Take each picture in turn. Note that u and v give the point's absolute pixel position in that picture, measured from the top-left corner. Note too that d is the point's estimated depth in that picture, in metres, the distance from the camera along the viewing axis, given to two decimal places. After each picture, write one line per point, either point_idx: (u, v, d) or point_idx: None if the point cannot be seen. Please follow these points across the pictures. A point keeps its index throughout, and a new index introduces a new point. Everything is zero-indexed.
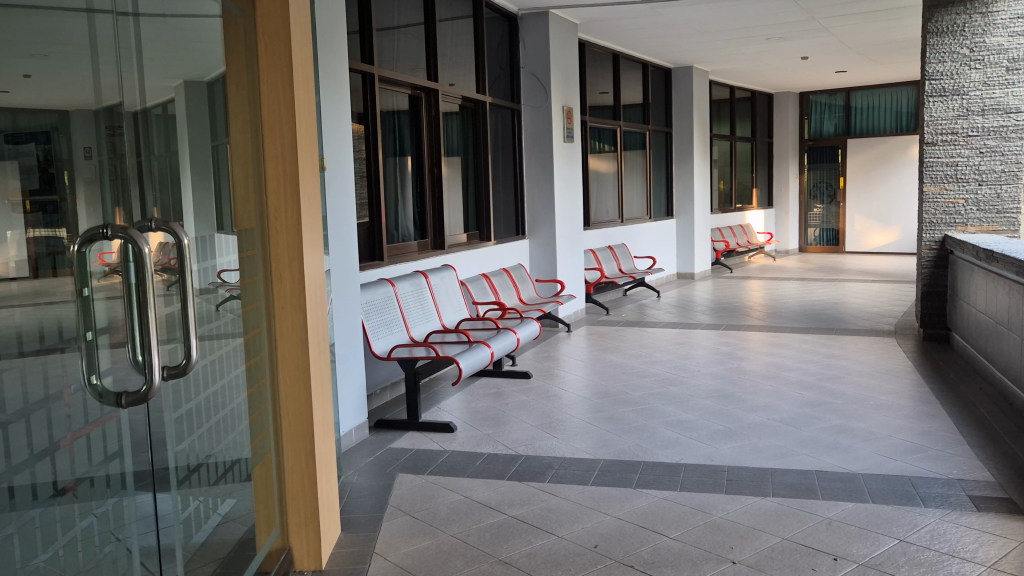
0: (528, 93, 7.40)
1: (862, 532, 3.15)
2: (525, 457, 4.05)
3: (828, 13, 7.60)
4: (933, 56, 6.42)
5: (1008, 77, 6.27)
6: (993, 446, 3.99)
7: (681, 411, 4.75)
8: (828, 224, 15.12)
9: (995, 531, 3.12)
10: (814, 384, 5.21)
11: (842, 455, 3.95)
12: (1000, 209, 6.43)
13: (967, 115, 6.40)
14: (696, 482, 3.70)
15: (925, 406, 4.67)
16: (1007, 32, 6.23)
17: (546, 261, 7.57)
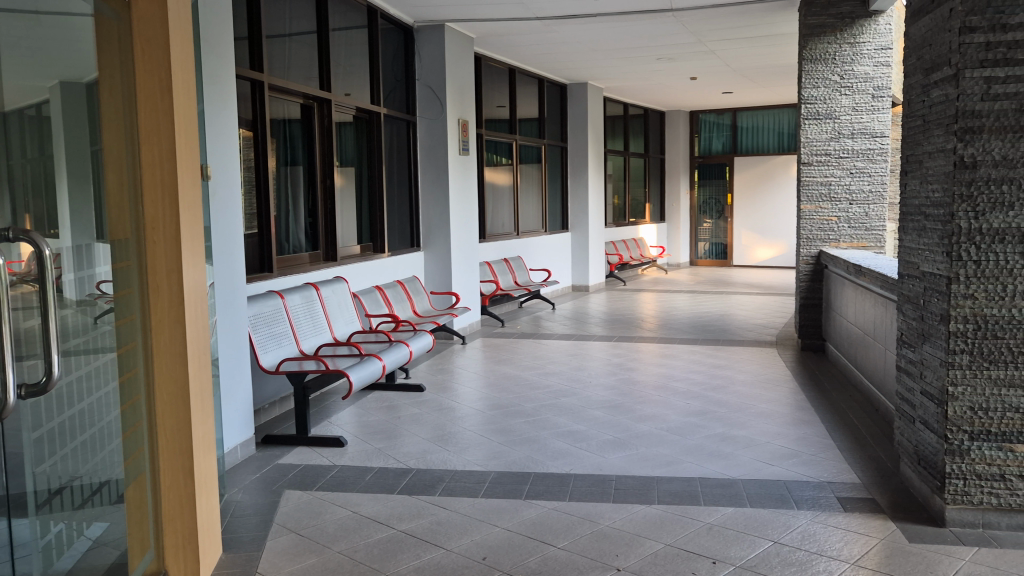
0: (423, 106, 7.39)
1: (739, 535, 3.27)
2: (416, 470, 4.03)
3: (714, 37, 7.91)
4: (809, 81, 6.76)
5: (874, 104, 6.69)
6: (860, 450, 4.23)
7: (572, 422, 4.83)
8: (717, 239, 15.68)
9: (860, 530, 3.31)
10: (700, 394, 5.38)
11: (723, 463, 4.10)
12: (868, 227, 6.84)
13: (838, 138, 6.79)
14: (585, 491, 3.76)
15: (802, 413, 4.90)
16: (872, 62, 6.64)
17: (441, 273, 7.56)
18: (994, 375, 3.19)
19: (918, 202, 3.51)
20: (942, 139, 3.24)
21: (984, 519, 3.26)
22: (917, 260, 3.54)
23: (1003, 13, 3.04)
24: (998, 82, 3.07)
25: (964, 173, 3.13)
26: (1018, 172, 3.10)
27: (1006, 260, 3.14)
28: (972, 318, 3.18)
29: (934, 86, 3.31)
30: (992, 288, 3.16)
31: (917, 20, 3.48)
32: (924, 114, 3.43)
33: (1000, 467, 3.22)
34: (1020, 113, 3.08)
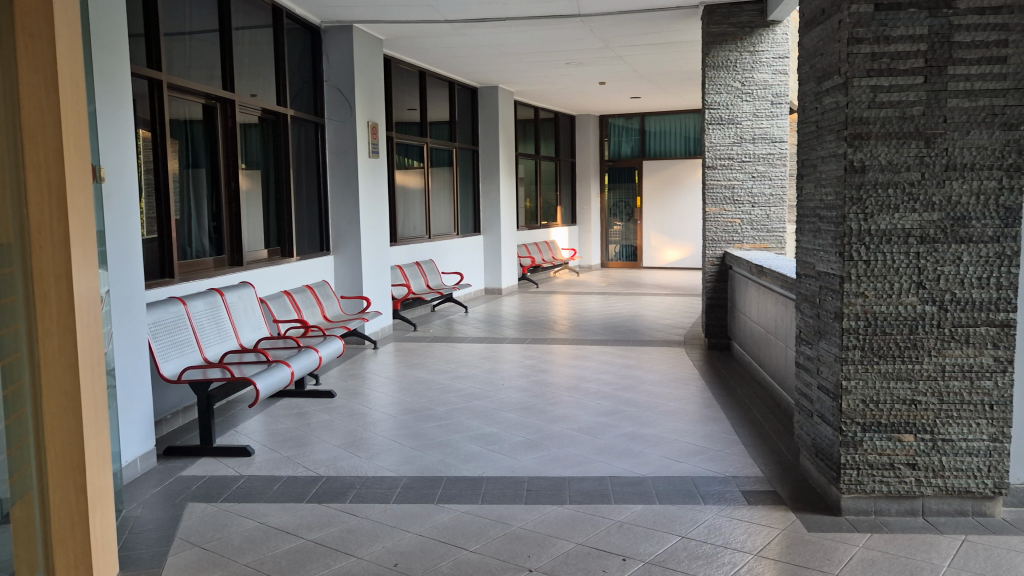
0: (331, 107, 7.28)
1: (648, 532, 3.34)
2: (327, 478, 3.96)
3: (621, 43, 8.07)
4: (711, 87, 6.95)
5: (773, 110, 6.94)
6: (762, 444, 4.37)
7: (484, 424, 4.83)
8: (627, 241, 15.97)
9: (763, 521, 3.42)
10: (610, 394, 5.47)
11: (633, 461, 4.18)
12: (769, 228, 7.10)
13: (741, 142, 7.01)
14: (497, 494, 3.77)
15: (708, 411, 5.03)
16: (771, 70, 6.89)
17: (351, 278, 7.46)
18: (884, 369, 3.35)
19: (813, 204, 3.66)
20: (834, 145, 3.38)
21: (877, 506, 3.43)
22: (812, 260, 3.69)
23: (886, 26, 3.20)
24: (883, 91, 3.23)
25: (853, 177, 3.28)
26: (902, 176, 3.26)
27: (893, 260, 3.30)
28: (863, 315, 3.34)
29: (826, 93, 3.46)
30: (880, 286, 3.32)
31: (810, 31, 3.63)
32: (817, 121, 3.58)
33: (890, 457, 3.38)
34: (903, 120, 3.24)
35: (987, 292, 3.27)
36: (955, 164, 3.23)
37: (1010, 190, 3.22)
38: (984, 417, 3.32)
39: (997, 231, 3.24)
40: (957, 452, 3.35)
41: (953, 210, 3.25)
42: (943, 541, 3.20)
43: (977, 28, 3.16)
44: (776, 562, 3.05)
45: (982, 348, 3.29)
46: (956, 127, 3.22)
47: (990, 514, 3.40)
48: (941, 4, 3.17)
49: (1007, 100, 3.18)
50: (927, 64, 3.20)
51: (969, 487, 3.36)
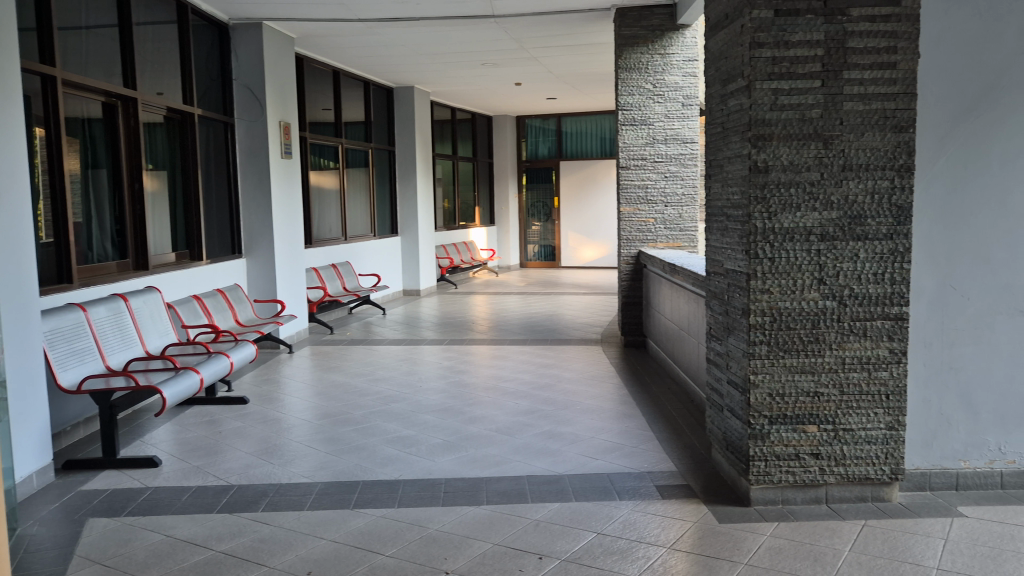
0: (241, 107, 7.10)
1: (565, 529, 3.36)
2: (238, 487, 3.86)
3: (536, 44, 8.12)
4: (624, 89, 7.07)
5: (684, 111, 7.10)
6: (676, 440, 4.46)
7: (401, 427, 4.79)
8: (546, 241, 16.10)
9: (675, 514, 3.49)
10: (528, 393, 5.49)
11: (550, 459, 4.21)
12: (682, 227, 7.26)
13: (653, 143, 7.15)
14: (414, 497, 3.74)
15: (624, 407, 5.11)
16: (681, 72, 7.05)
17: (264, 281, 7.29)
18: (789, 363, 3.46)
19: (720, 203, 3.75)
20: (739, 146, 3.47)
21: (783, 496, 3.54)
22: (720, 258, 3.78)
23: (785, 31, 3.30)
24: (784, 94, 3.34)
25: (758, 176, 3.37)
26: (803, 176, 3.37)
27: (796, 257, 3.41)
28: (768, 311, 3.44)
29: (731, 96, 3.55)
30: (784, 283, 3.42)
31: (714, 35, 3.72)
32: (723, 122, 3.67)
33: (796, 447, 3.49)
34: (803, 122, 3.35)
35: (882, 287, 3.42)
36: (851, 164, 3.36)
37: (902, 189, 3.37)
38: (882, 406, 3.47)
39: (890, 229, 3.39)
40: (857, 441, 3.49)
41: (850, 209, 3.39)
42: (845, 527, 3.33)
43: (869, 35, 3.30)
44: (688, 554, 3.11)
45: (878, 341, 3.44)
46: (852, 129, 3.35)
47: (888, 499, 3.56)
48: (836, 11, 3.30)
49: (898, 104, 3.33)
50: (824, 68, 3.32)
51: (869, 474, 3.50)
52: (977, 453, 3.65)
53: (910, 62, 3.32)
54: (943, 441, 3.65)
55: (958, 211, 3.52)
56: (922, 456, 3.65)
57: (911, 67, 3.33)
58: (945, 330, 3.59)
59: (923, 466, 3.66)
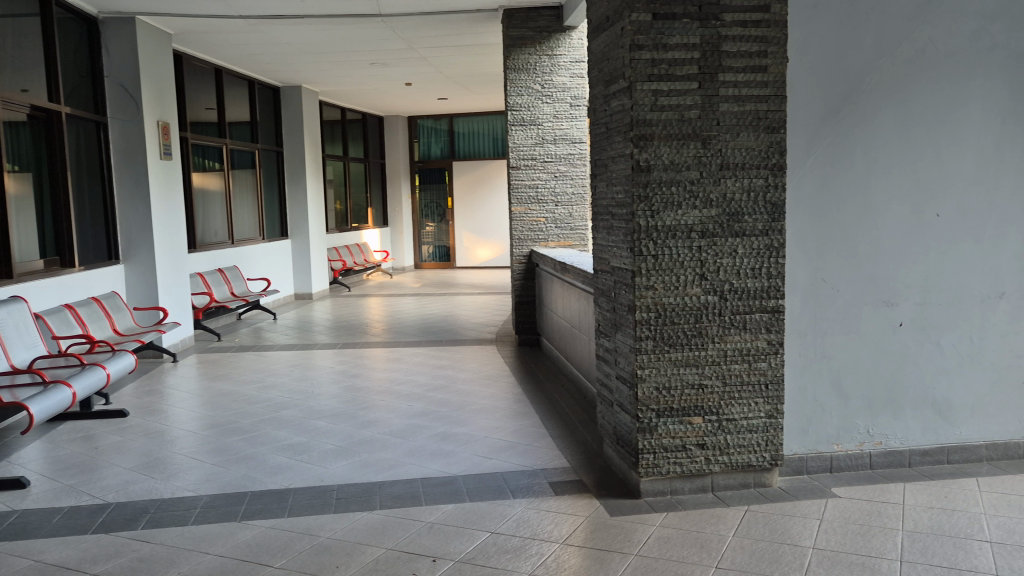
0: (114, 106, 6.77)
1: (458, 530, 3.35)
2: (116, 505, 3.67)
3: (424, 44, 8.09)
4: (513, 89, 7.12)
5: (572, 112, 7.21)
6: (569, 436, 4.52)
7: (293, 434, 4.67)
8: (440, 241, 16.06)
9: (568, 510, 3.54)
10: (421, 395, 5.45)
11: (444, 460, 4.19)
12: (572, 226, 7.35)
13: (542, 143, 7.22)
14: (305, 505, 3.65)
15: (518, 406, 5.14)
16: (569, 73, 7.15)
17: (144, 288, 6.97)
18: (674, 357, 3.56)
19: (606, 202, 3.82)
20: (622, 146, 3.54)
21: (671, 487, 3.64)
22: (606, 256, 3.85)
23: (663, 34, 3.39)
24: (663, 95, 3.42)
25: (641, 176, 3.45)
26: (684, 174, 3.47)
27: (678, 254, 3.51)
28: (653, 307, 3.52)
29: (613, 97, 3.62)
30: (668, 279, 3.51)
31: (596, 37, 3.79)
32: (606, 122, 3.74)
33: (682, 439, 3.60)
34: (682, 122, 3.45)
35: (759, 282, 3.56)
36: (728, 163, 3.48)
37: (776, 187, 3.52)
38: (761, 396, 3.61)
39: (766, 225, 3.54)
40: (740, 430, 3.62)
41: (728, 206, 3.51)
42: (729, 513, 3.45)
43: (741, 39, 3.43)
44: (580, 549, 3.15)
45: (758, 333, 3.58)
46: (728, 129, 3.47)
47: (769, 485, 3.71)
48: (710, 15, 3.41)
49: (770, 105, 3.48)
50: (701, 70, 3.43)
51: (751, 461, 3.64)
52: (848, 436, 3.85)
53: (780, 65, 3.47)
54: (818, 427, 3.83)
55: (827, 208, 3.71)
56: (799, 441, 3.82)
57: (781, 70, 3.48)
58: (817, 321, 3.77)
59: (801, 452, 3.83)
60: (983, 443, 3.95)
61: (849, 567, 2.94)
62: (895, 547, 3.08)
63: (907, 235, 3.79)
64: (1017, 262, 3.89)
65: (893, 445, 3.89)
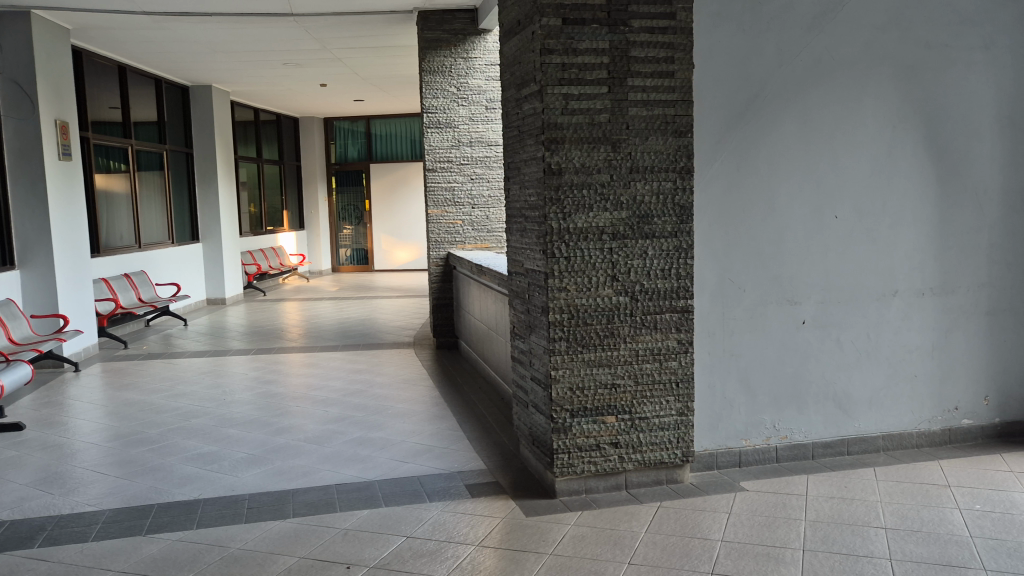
0: (8, 103, 6.46)
1: (373, 536, 3.32)
2: (10, 523, 3.50)
3: (338, 45, 7.99)
4: (428, 92, 7.11)
5: (487, 114, 7.24)
6: (486, 438, 4.53)
7: (202, 443, 4.55)
8: (358, 244, 15.88)
9: (484, 512, 3.54)
10: (337, 400, 5.38)
11: (359, 466, 4.14)
12: (489, 228, 7.37)
13: (458, 146, 7.23)
14: (214, 516, 3.56)
15: (435, 409, 5.12)
16: (484, 76, 7.17)
17: (43, 294, 6.68)
18: (587, 357, 3.60)
19: (519, 205, 3.84)
20: (534, 148, 3.57)
21: (586, 485, 3.69)
22: (520, 258, 3.88)
23: (573, 39, 3.44)
24: (574, 99, 3.47)
25: (552, 179, 3.49)
26: (594, 177, 3.52)
27: (590, 256, 3.55)
28: (566, 308, 3.56)
29: (525, 100, 3.65)
30: (580, 280, 3.56)
31: (508, 41, 3.81)
32: (519, 126, 3.77)
33: (596, 438, 3.65)
34: (592, 126, 3.50)
35: (669, 282, 3.64)
36: (638, 166, 3.55)
37: (684, 190, 3.60)
38: (672, 394, 3.69)
39: (675, 227, 3.62)
40: (652, 428, 3.69)
41: (638, 208, 3.57)
42: (642, 510, 3.51)
43: (649, 45, 3.51)
44: (496, 550, 3.16)
45: (668, 333, 3.66)
46: (637, 133, 3.54)
47: (681, 481, 3.80)
48: (619, 21, 3.47)
49: (677, 110, 3.56)
50: (610, 75, 3.49)
51: (663, 458, 3.72)
52: (755, 432, 3.98)
53: (687, 71, 3.56)
54: (726, 423, 3.94)
55: (733, 210, 3.82)
56: (709, 438, 3.92)
57: (687, 76, 3.56)
58: (725, 320, 3.88)
59: (711, 448, 3.93)
60: (880, 434, 4.13)
61: (755, 557, 3.03)
62: (798, 536, 3.20)
63: (809, 236, 3.93)
64: (910, 261, 4.08)
65: (797, 438, 4.03)
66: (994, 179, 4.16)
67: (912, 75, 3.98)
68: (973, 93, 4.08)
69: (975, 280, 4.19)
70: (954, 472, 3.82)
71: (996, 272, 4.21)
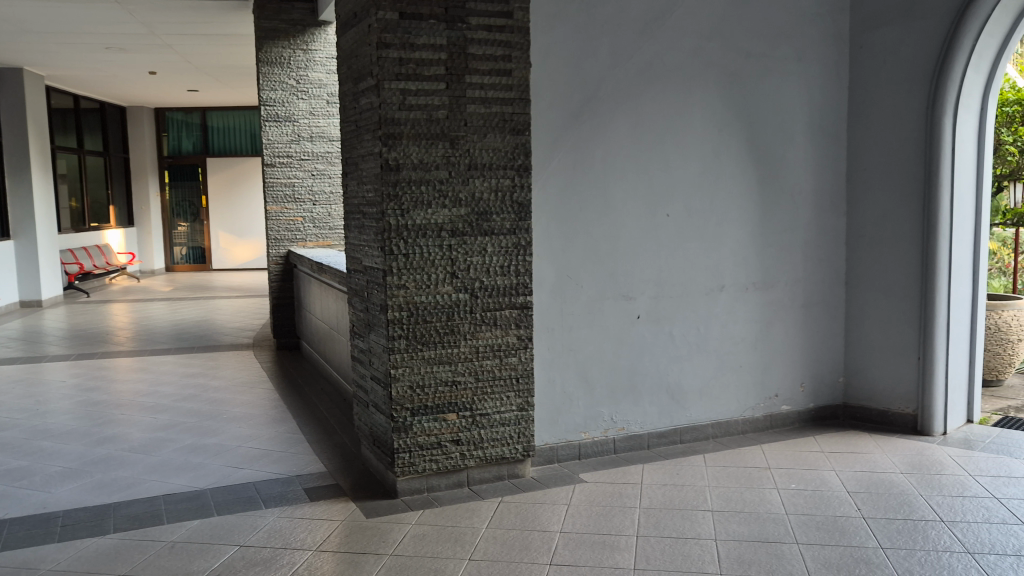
0: None
1: (203, 547, 3.16)
2: None
3: (167, 30, 7.58)
4: (266, 84, 6.88)
5: (328, 109, 7.08)
6: (327, 440, 4.42)
7: (11, 458, 4.17)
8: (195, 242, 15.17)
9: (323, 515, 3.45)
10: (166, 406, 5.09)
11: (190, 474, 3.93)
12: (331, 226, 7.21)
13: (298, 140, 7.05)
14: (22, 536, 3.27)
15: (273, 412, 4.95)
16: (325, 69, 7.00)
17: None
18: (427, 355, 3.58)
19: (357, 201, 3.77)
20: (371, 144, 3.51)
21: (428, 484, 3.67)
22: (359, 256, 3.80)
23: (410, 34, 3.39)
24: (411, 94, 3.43)
25: (390, 175, 3.44)
26: (432, 174, 3.50)
27: (429, 253, 3.53)
28: (405, 306, 3.52)
29: (362, 94, 3.58)
30: (418, 278, 3.53)
31: (344, 32, 3.73)
32: (356, 120, 3.69)
33: (437, 436, 3.63)
34: (430, 122, 3.47)
35: (507, 279, 3.67)
36: (475, 164, 3.56)
37: (522, 187, 3.65)
38: (513, 390, 3.73)
39: (513, 224, 3.66)
40: (492, 424, 3.71)
41: (476, 205, 3.58)
42: (484, 506, 3.53)
43: (486, 43, 3.52)
44: (334, 554, 3.08)
45: (507, 329, 3.69)
46: (474, 130, 3.55)
47: (522, 475, 3.85)
48: (456, 18, 3.46)
49: (515, 109, 3.60)
50: (448, 72, 3.47)
51: (503, 454, 3.76)
52: (594, 424, 4.09)
53: (524, 70, 3.60)
54: (566, 417, 4.02)
55: (570, 209, 3.90)
56: (550, 432, 3.99)
57: (524, 75, 3.61)
58: (563, 316, 3.96)
59: (551, 441, 4.00)
60: (709, 422, 4.35)
61: (591, 545, 3.11)
62: (632, 523, 3.31)
63: (642, 234, 4.09)
64: (734, 258, 4.33)
65: (633, 429, 4.18)
66: (807, 182, 4.47)
67: (734, 83, 4.22)
68: (789, 101, 4.37)
69: (792, 275, 4.49)
70: (774, 455, 4.08)
71: (809, 268, 4.54)
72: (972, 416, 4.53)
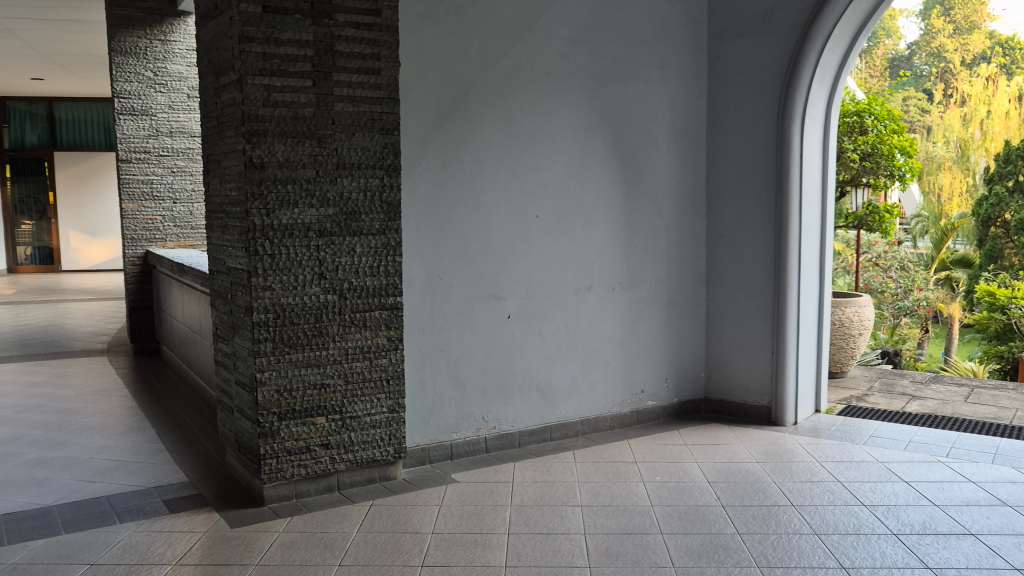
0: None
1: (49, 567, 2.96)
2: None
3: (7, 13, 7.07)
4: (120, 75, 6.53)
5: (189, 103, 6.81)
6: (189, 448, 4.24)
7: None
8: (41, 241, 14.17)
9: (184, 527, 3.30)
10: (7, 419, 4.73)
11: (35, 491, 3.67)
12: (193, 225, 6.94)
13: (157, 135, 6.72)
14: None
15: (130, 421, 4.70)
16: (185, 62, 6.74)
17: None
18: (295, 358, 3.49)
19: (219, 200, 3.63)
20: (233, 140, 3.39)
21: (296, 490, 3.58)
22: (222, 256, 3.66)
23: (274, 29, 3.30)
24: (276, 91, 3.34)
25: (254, 173, 3.33)
26: (299, 173, 3.42)
27: (296, 254, 3.44)
28: (271, 307, 3.42)
29: (223, 89, 3.45)
30: (285, 279, 3.44)
31: (204, 24, 3.58)
32: (217, 116, 3.56)
33: (306, 440, 3.55)
34: (296, 120, 3.39)
35: (377, 280, 3.63)
36: (344, 163, 3.50)
37: (391, 187, 3.62)
38: (383, 392, 3.69)
39: (382, 224, 3.62)
40: (362, 426, 3.66)
41: (345, 205, 3.53)
42: (354, 510, 3.48)
43: (353, 41, 3.48)
44: (196, 567, 2.96)
45: (377, 331, 3.66)
46: (342, 129, 3.49)
47: (393, 477, 3.82)
48: (323, 14, 3.40)
49: (383, 108, 3.57)
50: (314, 69, 3.40)
51: (374, 456, 3.72)
52: (465, 424, 4.11)
53: (392, 70, 3.58)
54: (437, 418, 4.02)
55: (440, 209, 3.90)
56: (422, 432, 3.97)
57: (393, 74, 3.58)
58: (434, 317, 3.95)
59: (423, 442, 3.99)
60: (579, 419, 4.45)
61: (463, 545, 3.12)
62: (503, 521, 3.35)
63: (512, 234, 4.14)
64: (602, 258, 4.45)
65: (505, 428, 4.23)
66: (669, 185, 4.66)
67: (601, 88, 4.34)
68: (652, 107, 4.54)
69: (656, 275, 4.67)
70: (640, 449, 4.23)
71: (673, 268, 4.73)
72: (819, 405, 4.84)
